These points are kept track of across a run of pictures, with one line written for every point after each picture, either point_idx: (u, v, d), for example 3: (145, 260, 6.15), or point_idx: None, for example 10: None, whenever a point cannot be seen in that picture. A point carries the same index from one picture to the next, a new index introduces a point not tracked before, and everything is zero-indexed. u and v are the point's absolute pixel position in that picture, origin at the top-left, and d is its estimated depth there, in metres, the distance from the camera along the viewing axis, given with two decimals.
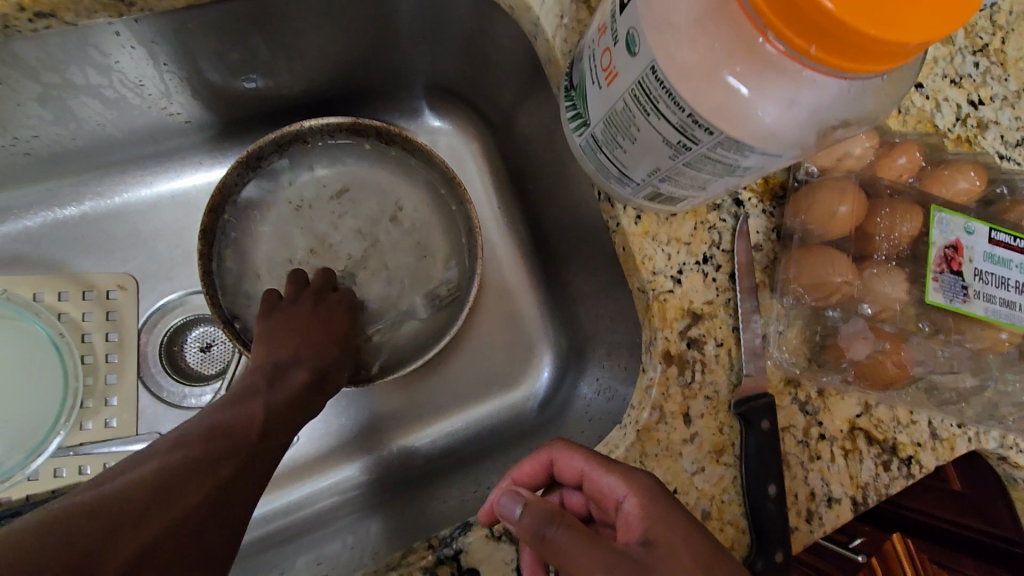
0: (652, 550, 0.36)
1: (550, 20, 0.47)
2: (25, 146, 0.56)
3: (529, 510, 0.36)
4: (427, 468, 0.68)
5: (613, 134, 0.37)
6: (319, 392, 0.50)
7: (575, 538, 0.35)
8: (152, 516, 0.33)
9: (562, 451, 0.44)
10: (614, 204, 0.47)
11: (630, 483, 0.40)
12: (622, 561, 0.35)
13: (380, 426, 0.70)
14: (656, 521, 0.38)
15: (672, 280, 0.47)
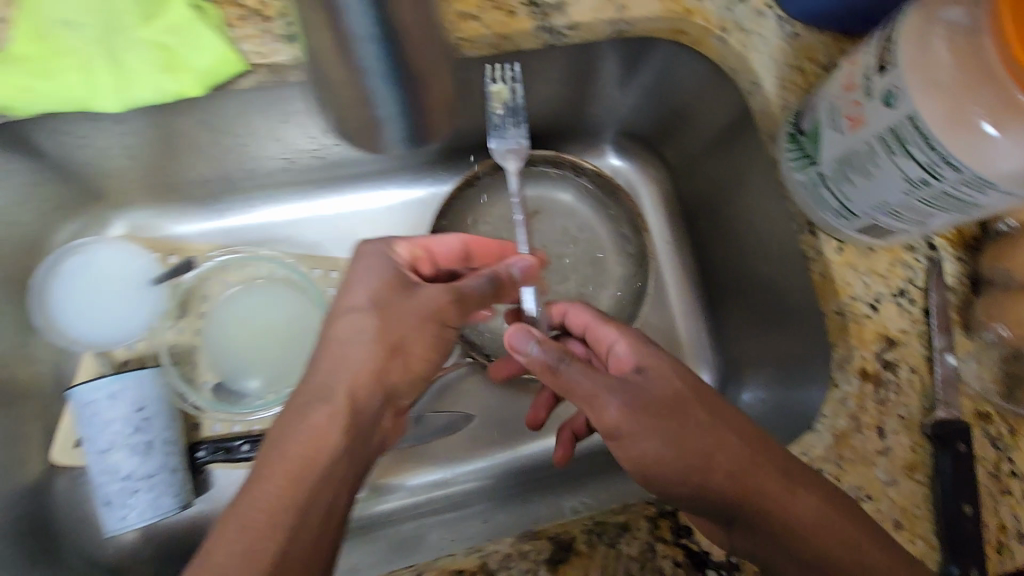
0: (647, 376, 0.47)
1: (770, 81, 0.58)
2: (319, 151, 0.70)
3: (546, 344, 0.47)
4: (585, 467, 0.74)
5: (846, 171, 0.46)
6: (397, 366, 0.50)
7: (582, 369, 0.46)
8: (264, 509, 0.42)
9: (574, 306, 0.55)
10: (816, 235, 0.55)
11: (624, 330, 0.51)
12: (614, 383, 0.46)
13: (543, 421, 0.77)
14: (657, 361, 0.48)
15: (870, 307, 0.53)
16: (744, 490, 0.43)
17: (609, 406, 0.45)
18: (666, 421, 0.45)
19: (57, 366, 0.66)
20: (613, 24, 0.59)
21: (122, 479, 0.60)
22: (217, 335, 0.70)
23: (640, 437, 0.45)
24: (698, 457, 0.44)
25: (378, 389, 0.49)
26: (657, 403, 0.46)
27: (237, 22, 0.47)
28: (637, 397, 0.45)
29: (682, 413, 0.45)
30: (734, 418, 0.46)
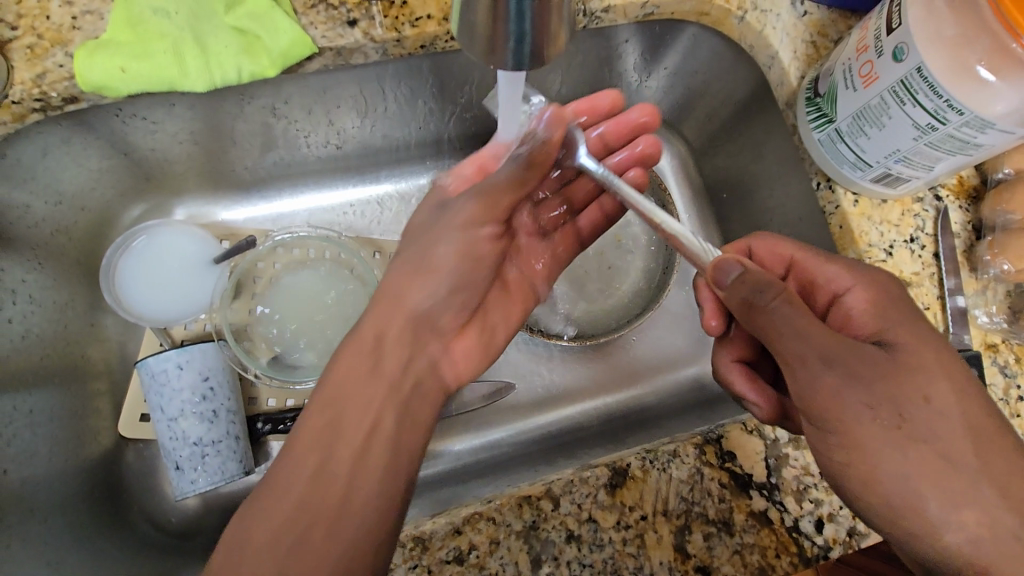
0: (899, 361, 0.44)
1: (785, 53, 0.63)
2: (357, 136, 0.73)
3: (746, 278, 0.45)
4: (622, 423, 0.77)
5: (862, 124, 0.51)
6: (754, 319, 0.45)
7: (789, 314, 0.44)
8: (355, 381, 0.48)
9: (764, 242, 0.55)
10: (835, 190, 0.60)
11: (859, 280, 0.49)
12: (861, 355, 0.43)
13: (578, 386, 0.79)
14: (914, 345, 0.45)
15: (885, 252, 0.57)
16: (980, 565, 0.40)
17: (822, 378, 0.43)
18: (890, 421, 0.42)
19: (124, 344, 0.68)
20: (642, 6, 0.63)
21: (192, 443, 0.62)
22: (271, 309, 0.72)
23: (854, 408, 0.42)
24: (930, 504, 0.41)
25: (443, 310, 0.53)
26: (889, 389, 0.43)
27: (306, 11, 0.54)
28: (856, 367, 0.43)
29: (930, 432, 0.42)
30: (1002, 473, 0.42)
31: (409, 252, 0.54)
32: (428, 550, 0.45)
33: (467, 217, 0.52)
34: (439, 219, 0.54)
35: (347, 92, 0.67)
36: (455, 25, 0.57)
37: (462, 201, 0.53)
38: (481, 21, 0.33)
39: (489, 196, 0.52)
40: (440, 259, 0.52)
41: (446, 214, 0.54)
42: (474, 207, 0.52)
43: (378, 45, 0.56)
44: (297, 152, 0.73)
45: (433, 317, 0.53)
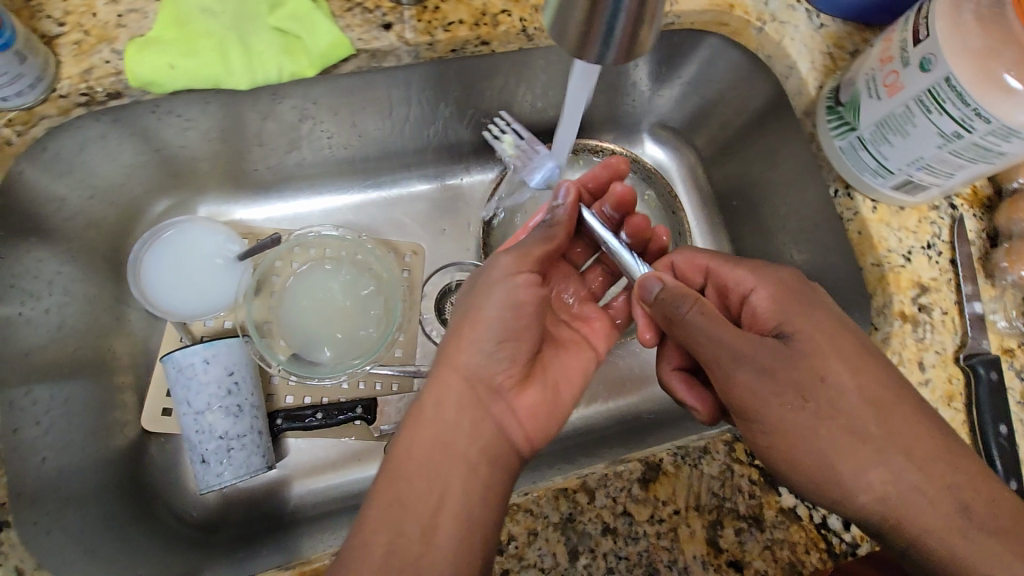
0: (798, 346, 0.47)
1: (803, 64, 0.65)
2: (380, 138, 0.75)
3: (666, 293, 0.50)
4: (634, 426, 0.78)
5: (885, 132, 0.53)
6: (675, 327, 0.50)
7: (705, 321, 0.48)
8: (427, 427, 0.47)
9: (683, 255, 0.59)
10: (853, 197, 0.62)
11: (763, 280, 0.52)
12: (769, 348, 0.47)
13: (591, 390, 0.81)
14: (812, 333, 0.47)
15: (904, 258, 0.59)
16: (893, 517, 0.43)
17: (736, 374, 0.47)
18: (800, 405, 0.45)
19: (148, 340, 0.69)
20: (664, 16, 0.65)
21: (217, 436, 0.63)
22: (291, 307, 0.72)
23: (766, 399, 0.46)
24: (845, 478, 0.44)
25: (505, 354, 0.50)
26: (790, 376, 0.46)
27: (343, 14, 0.55)
28: (763, 361, 0.46)
29: (836, 407, 0.45)
30: (914, 438, 0.44)
31: (461, 302, 0.54)
32: None
33: (506, 270, 0.52)
34: (483, 281, 0.52)
35: (376, 95, 0.68)
36: (485, 31, 0.58)
37: (499, 258, 0.53)
38: (580, 19, 0.35)
39: (521, 250, 0.54)
40: (489, 310, 0.50)
41: (490, 276, 0.52)
42: (515, 262, 0.53)
43: (412, 48, 0.57)
44: (321, 153, 0.74)
45: (491, 375, 0.50)
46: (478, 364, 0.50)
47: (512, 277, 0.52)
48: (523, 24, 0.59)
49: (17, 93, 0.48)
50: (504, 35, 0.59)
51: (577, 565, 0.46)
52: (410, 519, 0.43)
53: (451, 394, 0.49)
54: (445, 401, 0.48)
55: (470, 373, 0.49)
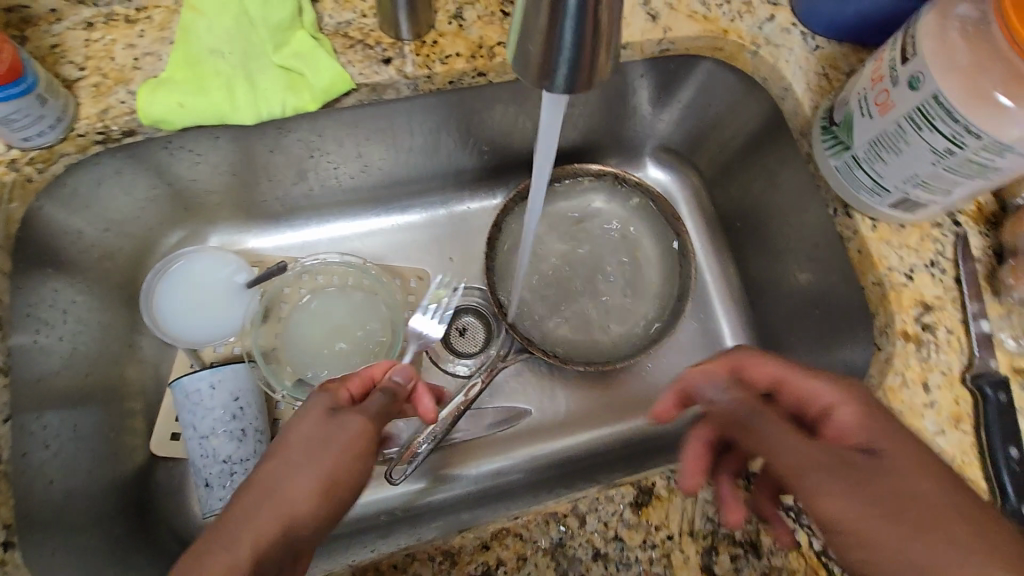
0: (876, 461, 0.38)
1: (799, 85, 0.65)
2: (385, 167, 0.77)
3: (731, 401, 0.47)
4: (638, 447, 0.81)
5: (879, 150, 0.52)
6: (748, 435, 0.44)
7: (777, 427, 0.43)
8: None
9: (752, 356, 0.49)
10: (852, 216, 0.60)
11: (842, 393, 0.44)
12: (842, 467, 0.38)
13: (594, 416, 0.82)
14: (903, 454, 0.38)
15: (906, 276, 0.58)
16: None
17: (834, 501, 0.37)
18: (899, 524, 0.34)
19: (158, 366, 0.71)
20: (659, 42, 0.65)
21: (222, 460, 0.64)
22: (295, 333, 0.74)
23: (851, 520, 0.36)
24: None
25: (313, 525, 0.43)
26: (879, 492, 0.36)
27: (345, 51, 0.58)
28: (840, 465, 0.38)
29: (930, 523, 0.34)
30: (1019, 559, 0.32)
31: (302, 440, 0.46)
32: (457, 564, 0.45)
33: (365, 449, 0.47)
34: (334, 436, 0.46)
35: (378, 126, 0.70)
36: (481, 63, 0.60)
37: (358, 418, 0.48)
38: (537, 52, 0.37)
39: (376, 412, 0.50)
40: (336, 481, 0.45)
41: (351, 434, 0.47)
42: (369, 437, 0.48)
43: (410, 81, 0.60)
44: (329, 184, 0.77)
45: (293, 543, 0.42)
46: (299, 526, 0.42)
47: (358, 461, 0.46)
48: None
49: (38, 134, 0.51)
50: (500, 66, 0.61)
51: None
52: None
53: (262, 548, 0.40)
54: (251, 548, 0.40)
55: (267, 529, 0.41)
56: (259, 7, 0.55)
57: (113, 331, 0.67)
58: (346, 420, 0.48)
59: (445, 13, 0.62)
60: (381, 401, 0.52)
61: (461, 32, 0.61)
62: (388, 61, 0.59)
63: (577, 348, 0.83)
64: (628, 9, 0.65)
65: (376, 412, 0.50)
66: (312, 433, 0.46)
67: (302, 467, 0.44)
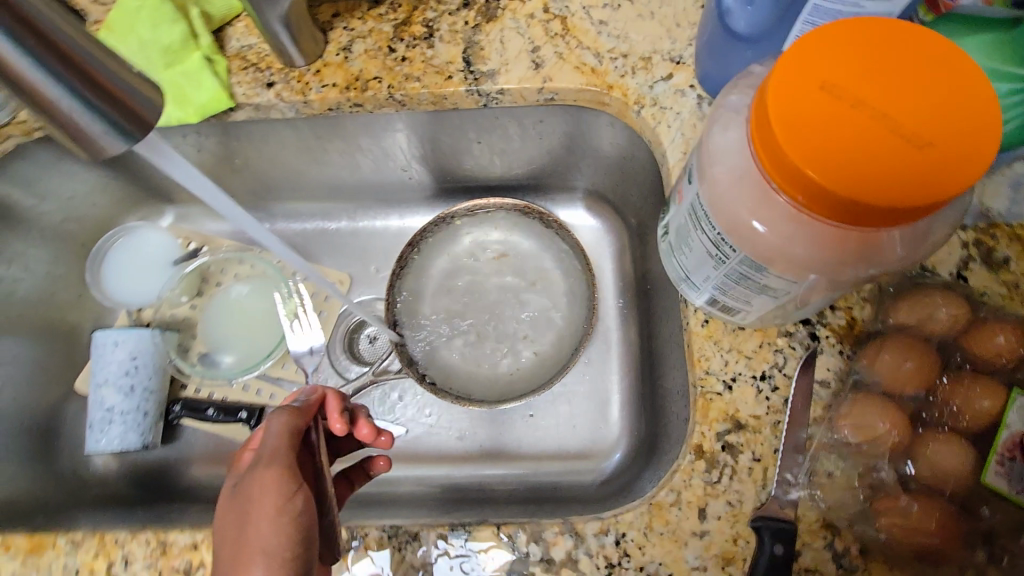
0: None
1: (674, 153, 0.59)
2: (314, 176, 0.84)
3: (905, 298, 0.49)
4: (512, 496, 0.76)
5: (679, 244, 0.48)
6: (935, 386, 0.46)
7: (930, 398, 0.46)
8: None
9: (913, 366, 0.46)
10: (688, 305, 0.54)
11: None
12: None
13: (476, 453, 0.79)
14: None
15: (724, 385, 0.51)
16: None
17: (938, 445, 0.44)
18: None
19: (97, 317, 0.84)
20: (540, 92, 0.64)
21: (105, 408, 0.75)
22: (214, 315, 0.85)
23: None
24: None
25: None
26: None
27: (238, 72, 0.65)
28: None
29: None
30: None
31: (233, 526, 0.44)
32: (164, 555, 0.49)
33: (275, 497, 0.44)
34: (244, 502, 0.44)
35: (295, 138, 0.77)
36: (353, 95, 0.64)
37: (257, 472, 0.46)
38: None
39: (276, 456, 0.47)
40: (263, 548, 0.41)
41: (264, 495, 0.44)
42: (273, 482, 0.45)
43: (289, 105, 0.65)
44: (268, 185, 0.86)
45: None
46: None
47: (276, 512, 0.43)
48: (390, 91, 0.64)
49: None
50: (372, 99, 0.65)
51: None
52: None
53: None
54: None
55: None
56: (150, 31, 0.64)
57: (62, 281, 0.81)
58: (256, 482, 0.45)
59: (335, 44, 0.66)
60: (275, 435, 0.50)
61: (344, 64, 0.65)
62: (270, 86, 0.65)
63: (462, 379, 0.81)
64: (514, 54, 0.65)
65: (279, 453, 0.48)
66: (231, 518, 0.45)
67: (237, 548, 0.42)
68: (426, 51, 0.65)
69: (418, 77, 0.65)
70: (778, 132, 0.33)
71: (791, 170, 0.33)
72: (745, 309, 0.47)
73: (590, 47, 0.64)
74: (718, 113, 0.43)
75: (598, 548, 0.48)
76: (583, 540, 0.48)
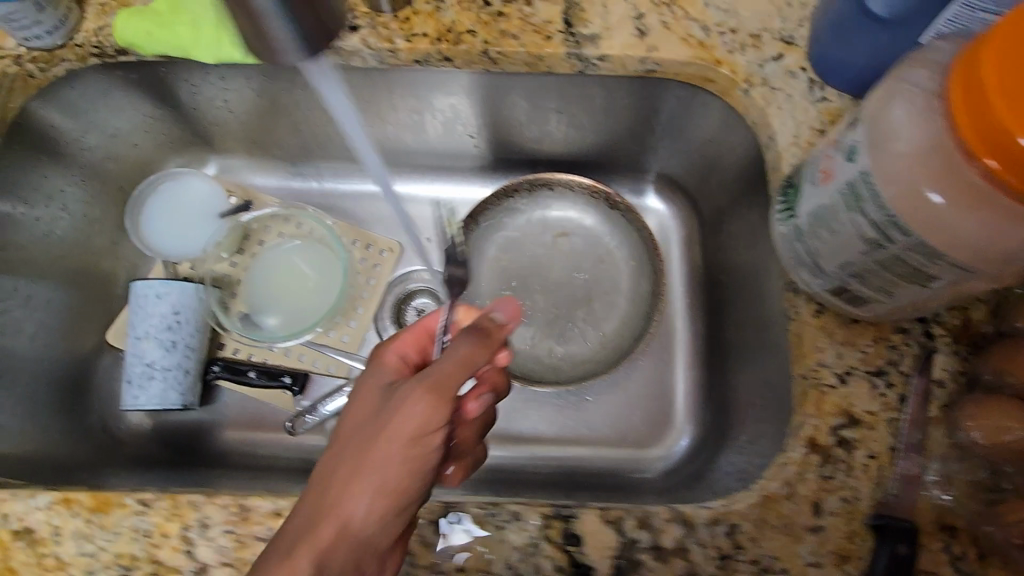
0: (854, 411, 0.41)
1: (786, 136, 0.57)
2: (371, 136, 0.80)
3: None
4: (571, 475, 0.75)
5: (817, 226, 0.46)
6: None
7: None
8: None
9: None
10: (798, 295, 0.53)
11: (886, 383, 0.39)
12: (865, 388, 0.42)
13: (532, 434, 0.77)
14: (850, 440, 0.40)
15: (837, 378, 0.50)
16: None
17: None
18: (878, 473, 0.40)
19: (130, 267, 0.78)
20: (642, 61, 0.61)
21: (145, 363, 0.70)
22: (261, 273, 0.81)
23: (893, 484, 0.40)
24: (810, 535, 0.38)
25: (359, 506, 0.42)
26: None
27: None
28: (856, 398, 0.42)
29: None
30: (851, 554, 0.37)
31: (368, 416, 0.45)
32: (248, 521, 0.46)
33: (417, 428, 0.43)
34: (387, 414, 0.44)
35: (361, 92, 0.72)
36: (445, 47, 0.60)
37: (413, 390, 0.43)
38: None
39: (437, 388, 0.44)
40: (377, 475, 0.42)
41: (409, 419, 0.43)
42: (423, 413, 0.43)
43: (373, 52, 0.61)
44: (321, 139, 0.81)
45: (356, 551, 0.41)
46: (344, 515, 0.42)
47: (407, 451, 0.43)
48: (485, 46, 0.61)
49: (37, 37, 0.59)
50: (464, 54, 0.61)
51: None
52: None
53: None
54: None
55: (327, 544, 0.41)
56: None
57: (96, 228, 0.75)
58: (406, 399, 0.43)
59: None
60: (452, 362, 0.45)
61: (435, 14, 0.61)
62: (354, 31, 0.61)
63: (519, 359, 0.78)
64: (617, 19, 0.61)
65: (442, 384, 0.44)
66: (368, 408, 0.45)
67: (354, 451, 0.43)
68: (523, 7, 0.61)
69: (515, 34, 0.61)
70: (998, 103, 0.31)
71: (1010, 147, 0.31)
72: (884, 299, 0.44)
73: (698, 18, 0.61)
74: (893, 87, 0.40)
75: (709, 538, 0.46)
76: (694, 530, 0.46)
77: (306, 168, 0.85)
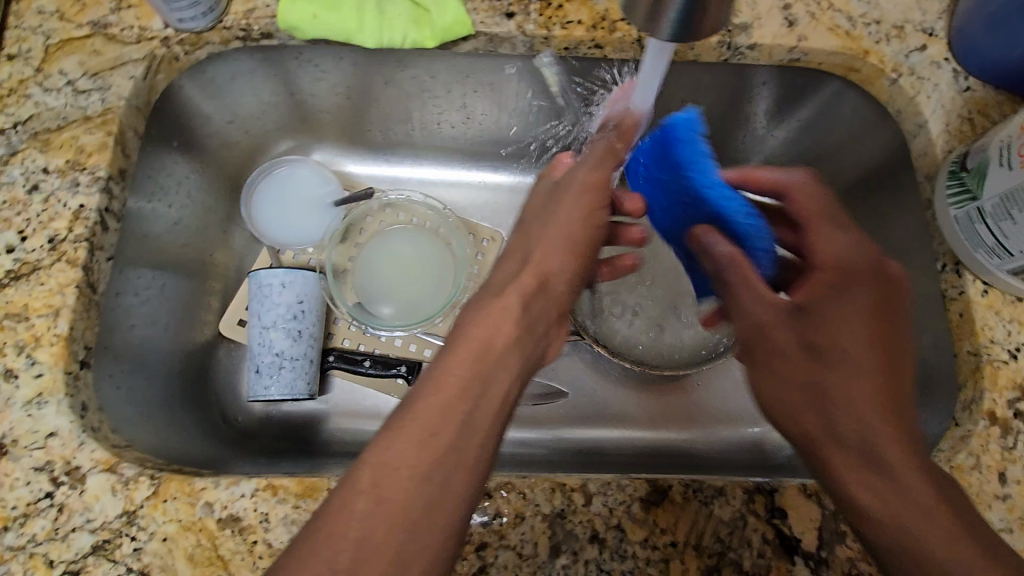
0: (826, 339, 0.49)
1: (936, 124, 0.60)
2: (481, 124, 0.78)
3: None
4: (693, 456, 0.76)
5: (1008, 207, 0.48)
6: None
7: None
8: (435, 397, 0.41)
9: None
10: (962, 274, 0.55)
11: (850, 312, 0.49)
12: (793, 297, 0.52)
13: (651, 418, 0.78)
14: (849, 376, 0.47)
15: (1010, 353, 0.52)
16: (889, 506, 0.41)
17: None
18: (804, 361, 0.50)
19: (242, 257, 0.77)
20: (790, 51, 0.62)
21: (274, 353, 0.69)
22: (371, 259, 0.77)
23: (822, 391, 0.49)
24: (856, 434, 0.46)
25: (546, 281, 0.53)
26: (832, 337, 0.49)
27: None
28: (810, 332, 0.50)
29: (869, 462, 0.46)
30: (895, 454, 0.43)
31: (544, 207, 0.58)
32: None
33: (588, 209, 0.56)
34: (561, 204, 0.56)
35: (487, 80, 0.71)
36: (601, 34, 0.61)
37: (576, 186, 0.57)
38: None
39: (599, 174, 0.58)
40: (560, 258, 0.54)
41: (582, 194, 0.57)
42: (589, 197, 0.56)
43: (528, 38, 0.61)
44: (429, 128, 0.79)
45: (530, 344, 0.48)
46: (532, 292, 0.51)
47: (587, 217, 0.56)
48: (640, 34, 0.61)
49: (191, 18, 0.58)
50: (618, 41, 0.62)
51: (555, 562, 0.46)
52: (417, 477, 0.38)
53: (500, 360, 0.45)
54: (489, 350, 0.45)
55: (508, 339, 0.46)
56: None
57: (212, 215, 0.74)
58: (576, 182, 0.58)
59: None
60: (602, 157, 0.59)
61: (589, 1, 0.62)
62: (510, 16, 0.61)
63: (634, 345, 0.79)
64: (765, 9, 0.62)
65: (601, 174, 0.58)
66: (544, 203, 0.59)
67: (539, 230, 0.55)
68: None
69: None
70: None
71: None
72: None
73: (842, 9, 0.63)
74: None
75: None
76: None
77: (405, 157, 0.83)
